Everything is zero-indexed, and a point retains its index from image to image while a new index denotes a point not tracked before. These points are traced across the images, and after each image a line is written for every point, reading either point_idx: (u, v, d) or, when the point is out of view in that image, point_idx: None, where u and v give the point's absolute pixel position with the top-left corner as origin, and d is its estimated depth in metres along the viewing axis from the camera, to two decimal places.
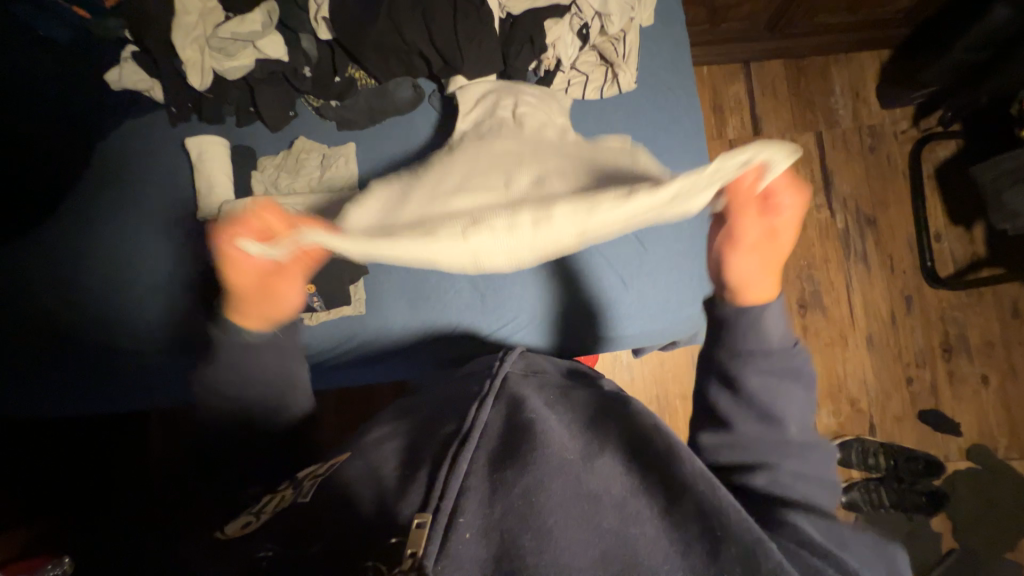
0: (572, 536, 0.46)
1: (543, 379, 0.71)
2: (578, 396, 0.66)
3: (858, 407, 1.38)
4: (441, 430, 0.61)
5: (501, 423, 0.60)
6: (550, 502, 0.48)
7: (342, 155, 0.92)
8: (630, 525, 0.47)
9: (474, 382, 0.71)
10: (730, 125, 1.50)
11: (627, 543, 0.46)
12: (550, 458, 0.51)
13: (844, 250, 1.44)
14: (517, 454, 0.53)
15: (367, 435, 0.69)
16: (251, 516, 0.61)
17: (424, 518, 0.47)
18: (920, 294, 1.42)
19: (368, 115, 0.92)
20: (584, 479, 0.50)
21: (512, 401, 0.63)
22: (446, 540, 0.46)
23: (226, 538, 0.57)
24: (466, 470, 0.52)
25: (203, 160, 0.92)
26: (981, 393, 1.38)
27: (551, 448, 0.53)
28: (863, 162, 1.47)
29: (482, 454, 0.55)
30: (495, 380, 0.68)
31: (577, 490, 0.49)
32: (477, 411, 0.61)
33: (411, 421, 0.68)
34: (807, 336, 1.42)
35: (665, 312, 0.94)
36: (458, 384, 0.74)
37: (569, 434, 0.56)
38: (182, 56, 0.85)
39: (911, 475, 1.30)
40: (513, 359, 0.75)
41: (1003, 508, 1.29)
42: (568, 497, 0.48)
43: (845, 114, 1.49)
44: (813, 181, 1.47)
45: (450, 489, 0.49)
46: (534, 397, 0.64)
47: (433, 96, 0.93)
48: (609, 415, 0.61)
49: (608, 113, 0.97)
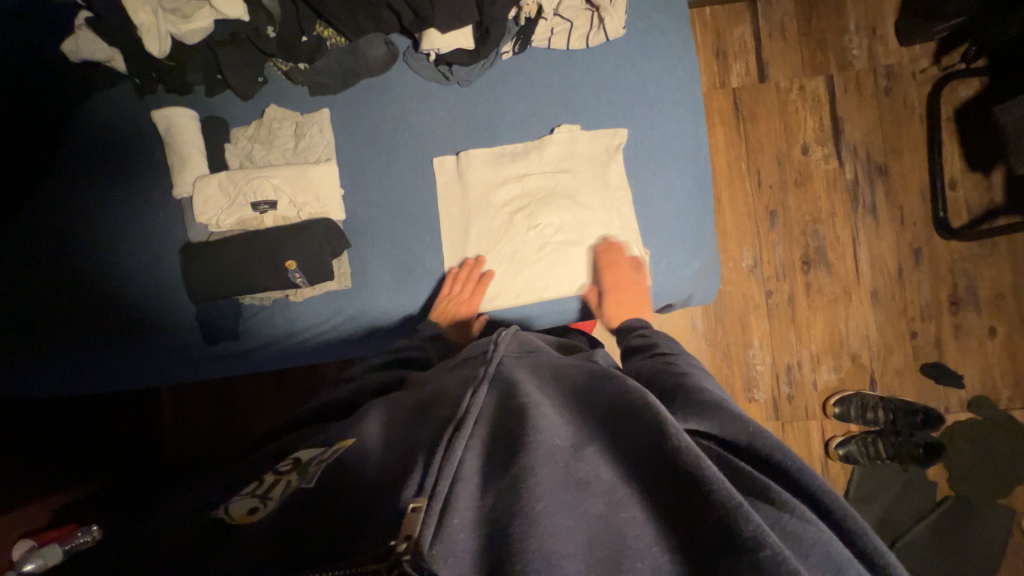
0: (561, 524, 0.43)
1: (537, 357, 0.69)
2: (578, 377, 0.63)
3: (859, 363, 1.37)
4: (434, 417, 0.57)
5: (496, 408, 0.56)
6: (540, 488, 0.44)
7: (316, 123, 0.91)
8: (618, 512, 0.44)
9: (464, 368, 0.68)
10: (734, 72, 1.40)
11: (614, 531, 0.43)
12: (541, 446, 0.48)
13: (852, 202, 1.38)
14: (510, 438, 0.50)
15: (362, 416, 0.66)
16: (257, 501, 0.55)
17: (420, 502, 0.43)
18: (930, 245, 1.37)
19: (342, 78, 0.90)
20: (574, 467, 0.47)
21: (506, 383, 0.60)
22: (441, 526, 0.43)
23: (235, 522, 0.53)
24: (461, 457, 0.49)
25: (172, 133, 0.89)
26: (987, 346, 1.36)
27: (543, 435, 0.49)
28: (876, 106, 1.38)
29: (477, 441, 0.51)
30: (490, 364, 0.64)
31: (567, 478, 0.46)
32: (472, 397, 0.57)
33: (403, 407, 0.65)
34: (810, 293, 1.39)
35: (658, 285, 0.93)
36: (447, 373, 0.70)
37: (560, 422, 0.53)
38: (135, 21, 0.79)
39: (907, 428, 1.32)
40: (508, 339, 0.71)
41: (1001, 456, 1.31)
42: (558, 486, 0.45)
43: (860, 54, 1.38)
44: (821, 129, 1.39)
45: (444, 475, 0.46)
46: (528, 379, 0.61)
47: (407, 54, 0.91)
48: (601, 396, 0.56)
49: (594, 64, 0.91)
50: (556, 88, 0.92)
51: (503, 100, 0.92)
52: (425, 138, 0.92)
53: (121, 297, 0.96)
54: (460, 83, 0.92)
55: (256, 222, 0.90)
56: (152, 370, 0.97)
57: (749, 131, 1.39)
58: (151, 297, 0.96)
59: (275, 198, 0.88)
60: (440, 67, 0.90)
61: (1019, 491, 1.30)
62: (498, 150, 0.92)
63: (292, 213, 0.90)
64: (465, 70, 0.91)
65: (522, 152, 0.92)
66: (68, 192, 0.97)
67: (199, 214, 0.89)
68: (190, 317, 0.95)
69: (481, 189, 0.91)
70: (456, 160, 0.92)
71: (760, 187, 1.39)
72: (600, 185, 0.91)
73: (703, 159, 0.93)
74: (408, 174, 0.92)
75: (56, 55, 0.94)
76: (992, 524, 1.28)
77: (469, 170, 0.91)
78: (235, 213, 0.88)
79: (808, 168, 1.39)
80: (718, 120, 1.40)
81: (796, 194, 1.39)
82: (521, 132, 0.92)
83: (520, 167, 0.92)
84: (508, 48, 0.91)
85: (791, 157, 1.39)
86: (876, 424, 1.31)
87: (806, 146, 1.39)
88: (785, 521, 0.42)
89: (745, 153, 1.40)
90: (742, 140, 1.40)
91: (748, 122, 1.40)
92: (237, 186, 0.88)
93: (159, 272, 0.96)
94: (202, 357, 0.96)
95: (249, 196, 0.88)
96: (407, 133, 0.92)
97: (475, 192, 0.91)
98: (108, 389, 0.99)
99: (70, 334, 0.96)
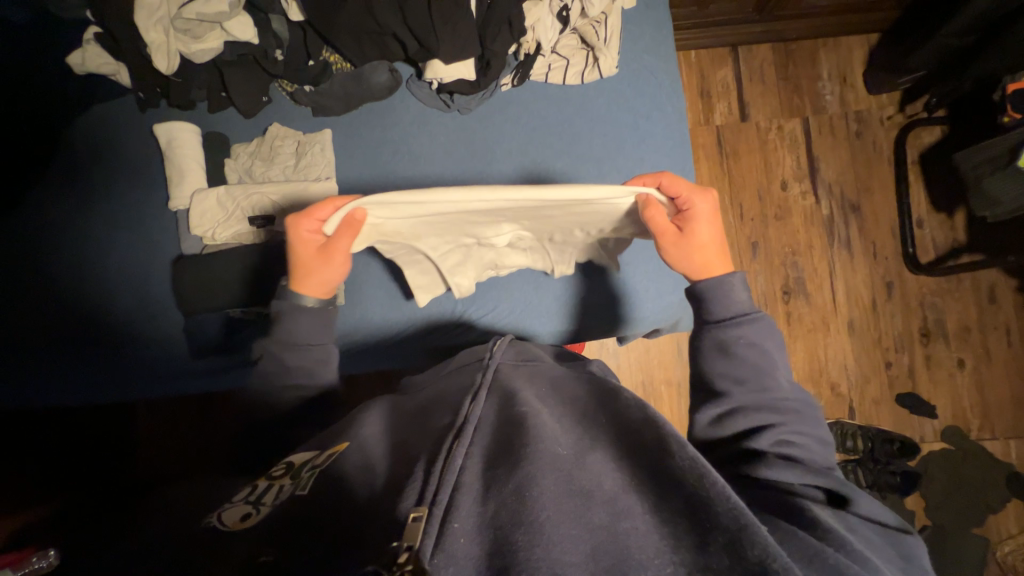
0: (565, 532, 0.43)
1: (536, 366, 0.70)
2: (578, 388, 0.64)
3: (838, 392, 1.41)
4: (432, 425, 0.58)
5: (496, 416, 0.57)
6: (543, 497, 0.45)
7: (318, 142, 0.93)
8: (620, 521, 0.45)
9: (463, 376, 0.69)
10: (718, 111, 1.48)
11: (617, 540, 0.43)
12: (544, 455, 0.49)
13: (828, 237, 1.45)
14: (510, 446, 0.51)
15: (358, 418, 0.67)
16: (250, 506, 0.57)
17: (420, 512, 0.44)
18: (901, 279, 1.44)
19: (344, 101, 0.94)
20: (576, 476, 0.48)
21: (505, 393, 0.61)
22: (442, 533, 0.43)
23: (226, 527, 0.54)
24: (461, 465, 0.50)
25: (173, 147, 0.91)
26: (957, 377, 1.41)
27: (544, 444, 0.50)
28: (848, 148, 1.47)
29: (477, 449, 0.52)
30: (488, 373, 0.65)
31: (570, 486, 0.47)
32: (470, 406, 0.58)
33: (400, 414, 0.66)
34: (790, 322, 1.43)
35: (648, 309, 0.97)
36: (446, 380, 0.70)
37: (561, 430, 0.54)
38: (146, 38, 0.81)
39: (886, 457, 1.32)
40: (505, 348, 0.72)
41: (974, 486, 1.34)
42: (561, 494, 0.46)
43: (832, 100, 1.48)
44: (799, 167, 1.47)
45: (445, 484, 0.47)
46: (526, 388, 0.62)
47: (411, 82, 0.95)
48: (601, 408, 0.58)
49: (588, 98, 0.96)
50: (551, 118, 0.96)
51: (501, 128, 0.96)
52: (423, 160, 0.96)
53: (104, 308, 0.94)
54: (459, 111, 0.96)
55: (251, 236, 0.91)
56: (129, 382, 0.94)
57: (731, 166, 1.47)
58: (136, 308, 0.94)
59: (271, 213, 0.89)
60: (441, 96, 0.95)
61: (993, 521, 1.33)
62: (494, 175, 0.96)
63: (288, 227, 0.90)
64: (465, 100, 0.95)
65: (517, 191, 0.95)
66: (59, 200, 0.96)
67: (194, 226, 0.90)
68: (177, 328, 0.94)
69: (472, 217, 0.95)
70: (456, 183, 0.95)
71: (742, 219, 1.45)
72: None
73: (691, 191, 0.97)
74: (406, 194, 0.95)
75: (59, 66, 0.95)
76: (969, 555, 1.30)
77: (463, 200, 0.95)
78: (231, 227, 0.90)
79: (787, 203, 1.46)
80: (703, 155, 1.47)
81: (776, 227, 1.45)
82: (517, 159, 0.96)
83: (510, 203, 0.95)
84: (507, 80, 0.96)
85: (771, 191, 1.46)
86: (855, 452, 1.35)
87: (785, 182, 1.46)
88: (826, 555, 0.44)
89: (728, 186, 1.46)
90: (725, 174, 1.47)
91: (731, 158, 1.47)
92: (236, 201, 0.90)
93: (147, 282, 0.95)
94: (186, 369, 0.94)
95: (247, 211, 0.90)
96: (407, 155, 0.96)
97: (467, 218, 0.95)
98: (76, 400, 0.95)
99: (47, 344, 0.94)
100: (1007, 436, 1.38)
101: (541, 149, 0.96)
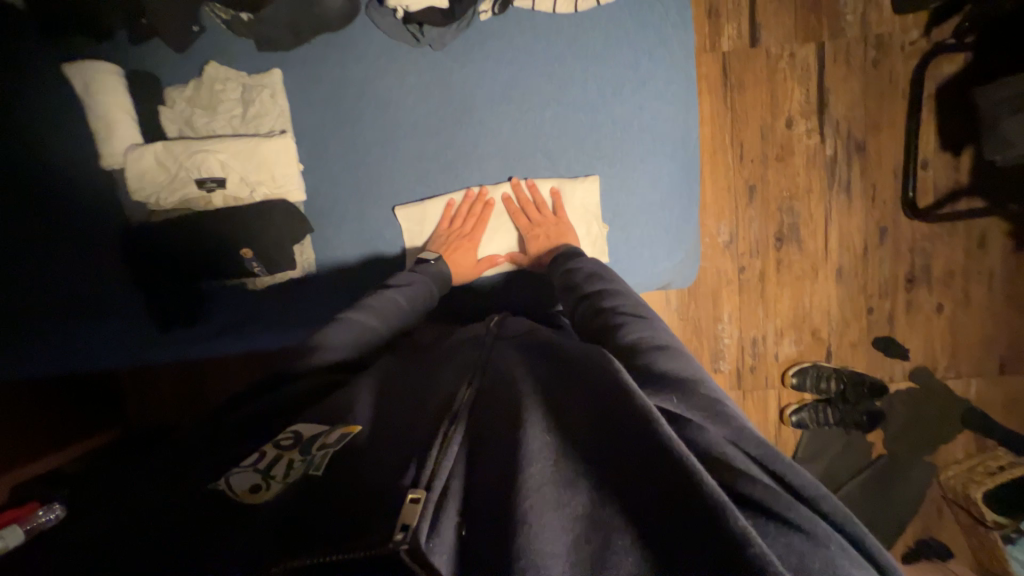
0: (548, 522, 0.41)
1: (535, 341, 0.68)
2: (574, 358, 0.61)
3: (818, 336, 1.44)
4: (427, 406, 0.57)
5: (487, 399, 0.55)
6: (527, 483, 0.43)
7: (266, 86, 0.83)
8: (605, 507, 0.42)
9: (464, 355, 0.67)
10: (726, 34, 1.32)
11: (603, 528, 0.41)
12: (526, 439, 0.46)
13: (828, 179, 1.38)
14: (497, 431, 0.50)
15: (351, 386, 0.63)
16: (260, 476, 0.51)
17: (419, 494, 0.43)
18: (895, 224, 1.41)
19: (292, 31, 0.82)
20: (562, 463, 0.45)
21: (498, 373, 0.59)
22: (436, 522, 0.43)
23: (237, 499, 0.48)
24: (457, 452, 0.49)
25: (92, 92, 0.80)
26: (933, 321, 1.45)
27: (529, 426, 0.48)
28: (863, 79, 1.35)
29: (468, 436, 0.51)
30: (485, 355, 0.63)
31: (554, 473, 0.44)
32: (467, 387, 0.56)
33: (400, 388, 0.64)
34: (780, 269, 1.42)
35: (638, 275, 0.93)
36: (445, 358, 0.69)
37: (548, 411, 0.51)
38: None
39: (855, 397, 1.42)
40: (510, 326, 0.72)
41: (934, 423, 1.44)
42: (545, 481, 0.43)
43: (853, 21, 1.32)
44: (807, 102, 1.35)
45: (441, 471, 0.46)
46: (518, 367, 0.60)
47: (372, 8, 0.82)
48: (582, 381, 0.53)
49: (581, 30, 0.84)
50: (536, 53, 0.84)
51: (480, 64, 0.84)
52: (391, 106, 0.85)
53: (50, 276, 0.87)
54: (431, 46, 0.84)
55: (202, 201, 0.84)
56: (99, 351, 0.92)
57: (735, 100, 1.34)
58: (88, 275, 0.88)
59: (223, 175, 0.83)
60: (409, 27, 0.82)
61: (943, 450, 1.45)
62: (476, 119, 0.86)
63: (244, 191, 0.84)
64: (437, 32, 0.83)
65: (496, 134, 0.87)
66: None
67: (134, 190, 0.83)
68: (137, 296, 0.89)
69: (445, 169, 0.88)
70: (433, 135, 0.86)
71: (741, 160, 1.36)
72: (549, 148, 0.88)
73: (693, 143, 0.89)
74: (374, 147, 0.86)
75: None
76: (916, 478, 1.43)
77: (432, 149, 0.87)
78: (178, 191, 0.83)
79: (790, 142, 1.36)
80: (705, 87, 1.34)
81: (776, 169, 1.37)
82: (500, 105, 0.86)
83: (483, 150, 0.88)
84: (486, 8, 0.83)
85: (775, 129, 1.35)
86: (827, 394, 1.41)
87: (791, 119, 1.35)
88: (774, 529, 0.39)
89: (730, 123, 1.35)
90: (727, 109, 1.35)
91: (735, 90, 1.34)
92: (177, 159, 0.82)
93: (95, 248, 0.87)
94: (157, 339, 0.91)
95: (192, 172, 0.82)
96: (373, 101, 0.85)
97: (439, 172, 0.88)
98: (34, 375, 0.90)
99: None
100: (968, 375, 1.46)
101: (526, 93, 0.85)
